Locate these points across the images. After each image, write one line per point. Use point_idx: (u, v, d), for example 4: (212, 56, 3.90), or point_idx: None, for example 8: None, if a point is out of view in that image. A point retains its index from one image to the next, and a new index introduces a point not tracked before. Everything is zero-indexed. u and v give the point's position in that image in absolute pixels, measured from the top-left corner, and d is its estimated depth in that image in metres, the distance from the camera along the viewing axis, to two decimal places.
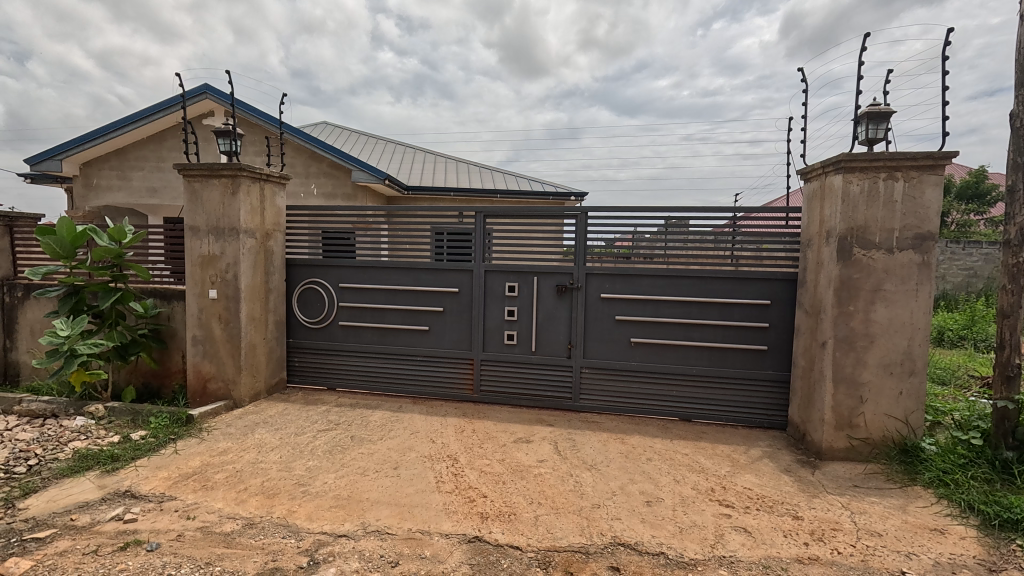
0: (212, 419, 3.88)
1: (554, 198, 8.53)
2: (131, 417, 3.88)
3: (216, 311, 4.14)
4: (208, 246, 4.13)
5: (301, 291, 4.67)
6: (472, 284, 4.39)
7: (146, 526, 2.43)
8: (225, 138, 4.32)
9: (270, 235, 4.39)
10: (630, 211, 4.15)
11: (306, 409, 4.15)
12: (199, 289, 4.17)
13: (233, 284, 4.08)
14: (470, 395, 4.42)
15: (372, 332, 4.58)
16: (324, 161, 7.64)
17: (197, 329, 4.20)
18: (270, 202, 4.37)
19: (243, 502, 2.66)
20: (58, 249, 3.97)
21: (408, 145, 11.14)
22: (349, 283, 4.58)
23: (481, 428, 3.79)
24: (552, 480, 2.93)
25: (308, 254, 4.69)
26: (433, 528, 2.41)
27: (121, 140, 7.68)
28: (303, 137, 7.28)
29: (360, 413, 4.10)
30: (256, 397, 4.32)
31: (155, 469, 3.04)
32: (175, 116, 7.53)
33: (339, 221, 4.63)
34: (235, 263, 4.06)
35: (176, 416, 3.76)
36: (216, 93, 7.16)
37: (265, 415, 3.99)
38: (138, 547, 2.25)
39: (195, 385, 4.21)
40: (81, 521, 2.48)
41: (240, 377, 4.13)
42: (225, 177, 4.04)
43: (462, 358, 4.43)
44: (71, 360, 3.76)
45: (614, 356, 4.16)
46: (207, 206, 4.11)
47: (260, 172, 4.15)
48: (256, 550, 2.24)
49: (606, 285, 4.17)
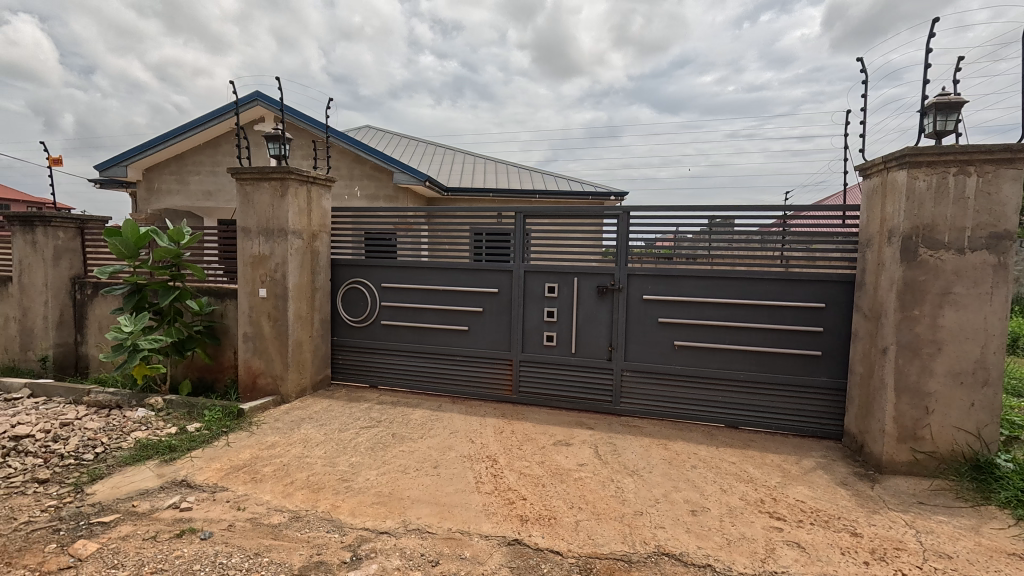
0: (261, 414, 4.03)
1: (594, 199, 8.46)
2: (187, 409, 4.07)
3: (266, 309, 4.29)
4: (259, 246, 4.29)
5: (346, 290, 4.78)
6: (512, 285, 4.37)
7: (201, 515, 2.54)
8: (275, 142, 4.48)
9: (316, 235, 4.51)
10: (672, 211, 4.06)
11: (350, 406, 4.24)
12: (250, 288, 4.33)
13: (282, 283, 4.22)
14: (508, 396, 4.41)
15: (413, 332, 4.64)
16: (367, 164, 7.85)
17: (248, 326, 4.36)
18: (316, 203, 4.49)
19: (290, 495, 2.74)
20: (124, 250, 4.23)
21: (448, 147, 11.26)
22: (392, 283, 4.66)
23: (520, 430, 3.77)
24: (593, 485, 2.88)
25: (351, 254, 4.80)
26: (473, 529, 2.40)
27: (180, 146, 8.11)
28: (347, 140, 7.47)
29: (401, 410, 4.17)
30: (302, 393, 4.45)
31: (209, 460, 3.18)
32: (228, 122, 7.88)
33: (381, 222, 4.71)
34: (284, 263, 4.20)
35: (228, 410, 3.92)
36: (267, 99, 7.47)
37: (311, 411, 4.11)
38: (193, 535, 2.35)
39: (246, 380, 4.38)
40: (142, 507, 2.62)
41: (288, 373, 4.27)
42: (274, 180, 4.18)
43: (501, 359, 4.42)
44: (135, 354, 3.99)
45: (657, 359, 4.05)
46: (258, 208, 4.27)
47: (307, 175, 4.27)
48: (302, 543, 2.30)
49: (649, 286, 4.07)
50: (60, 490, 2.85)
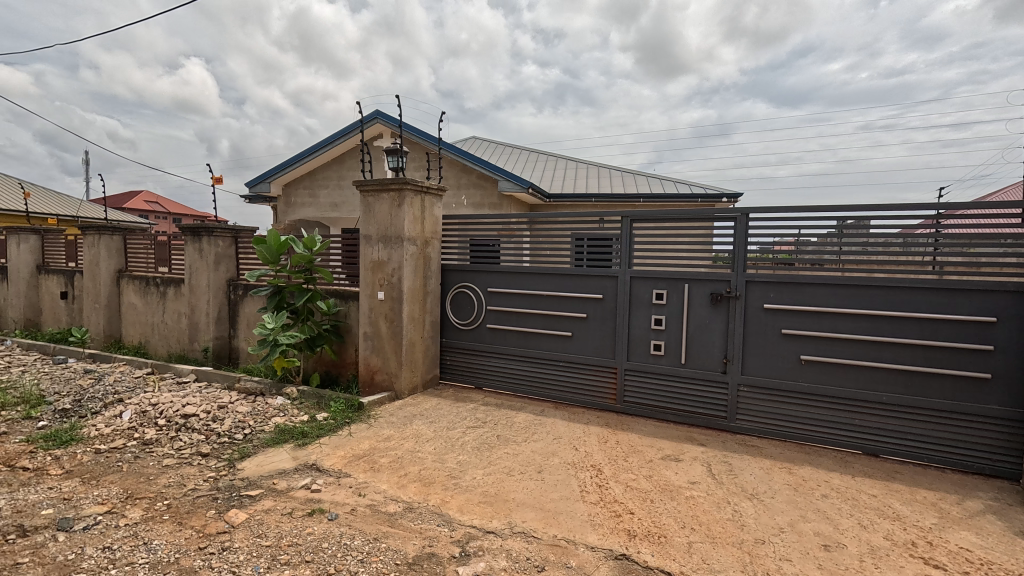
0: (378, 408, 4.34)
1: (703, 201, 8.01)
2: (316, 400, 4.50)
3: (383, 311, 4.61)
4: (379, 252, 4.63)
5: (454, 294, 4.99)
6: (618, 291, 4.27)
7: (328, 497, 2.78)
8: (394, 156, 4.83)
9: (429, 242, 4.77)
10: (794, 212, 3.72)
11: (457, 405, 4.41)
12: (370, 291, 4.69)
13: (398, 287, 4.51)
14: (613, 405, 4.30)
15: (517, 336, 4.71)
16: (473, 173, 8.16)
17: (368, 326, 4.72)
18: (429, 211, 4.75)
19: (404, 487, 2.90)
20: (268, 257, 4.82)
21: (550, 153, 11.35)
22: (497, 288, 4.77)
23: (625, 441, 3.65)
24: (706, 506, 2.70)
25: (458, 260, 5.01)
26: (579, 538, 2.36)
27: (312, 163, 9.06)
28: (456, 151, 7.84)
29: (505, 413, 4.24)
30: (414, 390, 4.72)
31: (334, 447, 3.48)
32: (352, 140, 8.66)
33: (486, 229, 4.86)
34: (400, 268, 4.49)
35: (350, 403, 4.27)
36: (385, 117, 8.10)
37: (421, 408, 4.34)
38: (322, 515, 2.58)
39: (365, 376, 4.74)
40: (281, 485, 2.93)
41: (402, 371, 4.55)
42: (393, 191, 4.50)
43: (605, 367, 4.32)
44: (275, 348, 4.50)
45: (780, 374, 3.71)
46: (378, 217, 4.61)
47: (422, 185, 4.54)
48: (416, 534, 2.42)
49: (770, 294, 3.74)
50: (217, 464, 3.29)
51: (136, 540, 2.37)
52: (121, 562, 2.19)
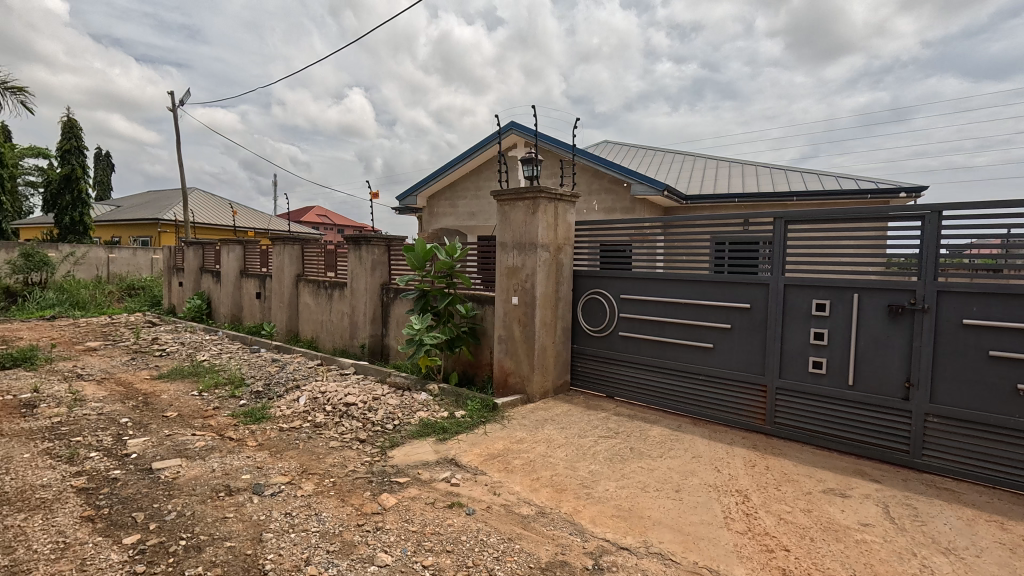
0: (511, 410, 4.48)
1: (875, 198, 6.92)
2: (455, 398, 4.79)
3: (517, 315, 4.74)
4: (513, 259, 4.78)
5: (586, 300, 4.95)
6: (768, 300, 3.87)
7: (466, 492, 2.93)
8: (529, 165, 4.98)
9: (561, 248, 4.81)
10: (1000, 207, 3.05)
11: (588, 413, 4.36)
12: (505, 296, 4.86)
13: (531, 292, 4.61)
14: (762, 426, 3.90)
15: (652, 345, 4.52)
16: (605, 178, 8.05)
17: (502, 330, 4.89)
18: (562, 218, 4.78)
19: (536, 491, 2.94)
20: (415, 263, 5.27)
21: (688, 153, 10.75)
22: (631, 295, 4.63)
23: (777, 467, 3.28)
24: (883, 554, 2.30)
25: (588, 266, 4.98)
26: (724, 570, 2.17)
27: (453, 176, 9.72)
28: (588, 157, 7.83)
29: (639, 425, 4.08)
30: (545, 394, 4.78)
31: (471, 445, 3.67)
32: (489, 152, 9.11)
33: (617, 235, 4.76)
34: (533, 274, 4.59)
35: (485, 403, 4.47)
36: (520, 128, 8.41)
37: (552, 413, 4.37)
38: (461, 509, 2.72)
39: (499, 378, 4.92)
40: (425, 476, 3.16)
41: (534, 375, 4.63)
42: (528, 199, 4.62)
43: (753, 383, 3.94)
44: (420, 347, 4.89)
45: (987, 406, 3.03)
46: (513, 225, 4.77)
47: (555, 193, 4.60)
48: (548, 539, 2.43)
49: (973, 307, 3.08)
50: (372, 450, 3.66)
51: (309, 510, 2.73)
52: (298, 527, 2.54)
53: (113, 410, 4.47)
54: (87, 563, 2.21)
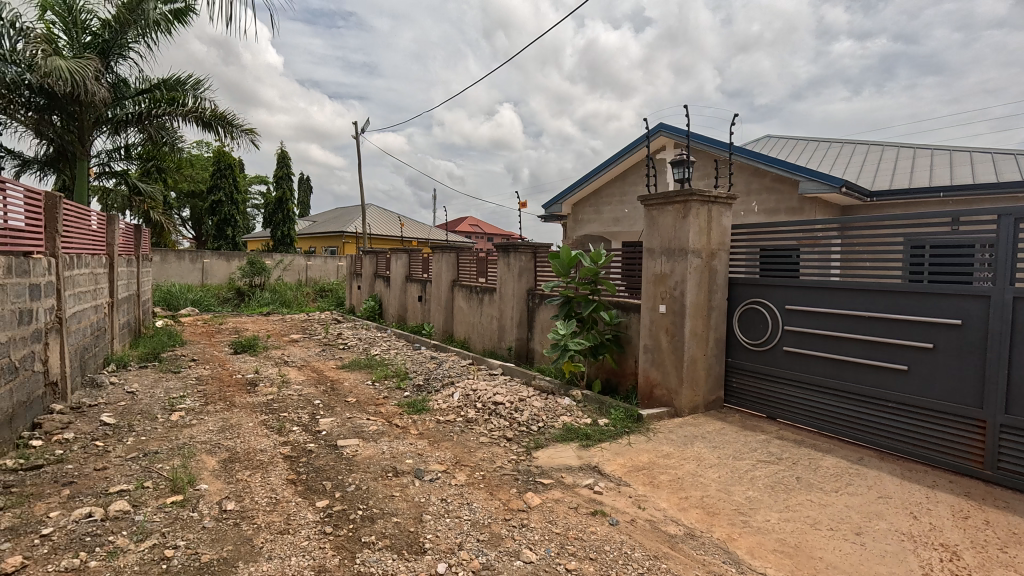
0: (657, 422, 4.30)
1: None
2: (598, 405, 4.76)
3: (664, 324, 4.54)
4: (661, 266, 4.59)
5: (743, 311, 4.53)
6: (988, 316, 3.15)
7: (609, 502, 2.89)
8: (680, 167, 4.75)
9: (715, 254, 4.49)
10: None
11: (744, 434, 3.99)
12: (651, 303, 4.69)
13: (680, 301, 4.39)
14: (979, 470, 3.17)
15: (824, 364, 3.97)
16: (767, 176, 7.32)
17: (648, 339, 4.72)
18: (716, 222, 4.47)
19: (685, 510, 2.79)
20: (560, 269, 5.37)
21: (873, 142, 9.27)
22: (799, 306, 4.13)
23: (1001, 523, 2.64)
24: None
25: (746, 273, 4.57)
26: None
27: (598, 182, 9.71)
28: (747, 155, 7.24)
29: (807, 452, 3.62)
30: (695, 410, 4.49)
31: (615, 454, 3.60)
32: (635, 156, 8.92)
33: (782, 238, 4.29)
34: (683, 281, 4.36)
35: (629, 412, 4.37)
36: (670, 129, 8.11)
37: (703, 430, 4.09)
38: (604, 518, 2.69)
39: (644, 389, 4.74)
40: (568, 480, 3.20)
41: (682, 388, 4.39)
42: (678, 203, 4.41)
43: (965, 417, 3.24)
44: (564, 353, 4.96)
45: None
46: (662, 230, 4.59)
47: (709, 195, 4.32)
48: (699, 564, 2.28)
49: None
50: (518, 449, 3.81)
51: (462, 498, 2.94)
52: (453, 513, 2.75)
53: (309, 392, 5.34)
54: (291, 518, 2.67)
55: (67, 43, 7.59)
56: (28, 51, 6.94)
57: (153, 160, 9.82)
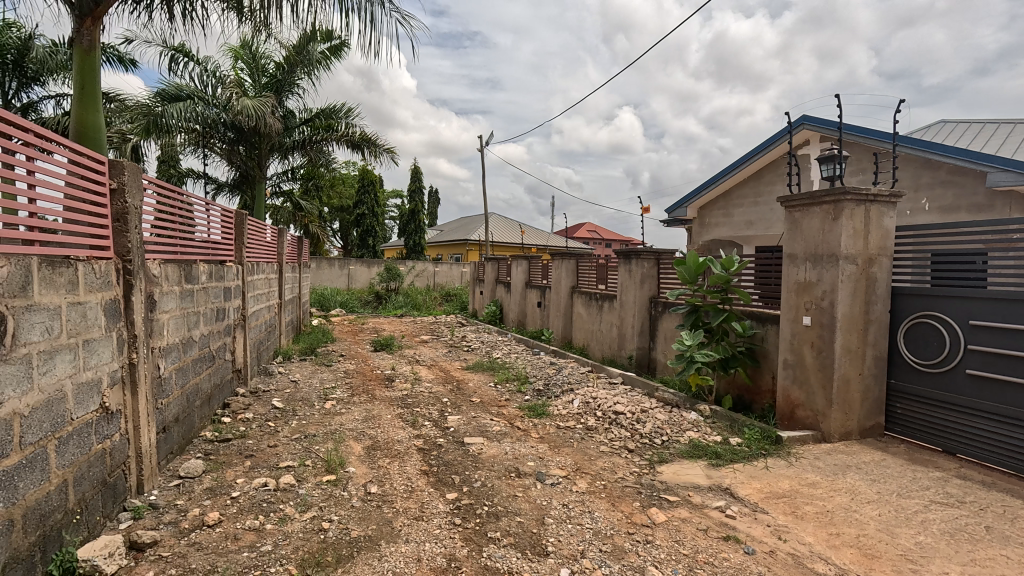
0: (800, 447, 3.89)
1: None
2: (729, 423, 4.45)
3: (809, 338, 4.10)
4: (806, 273, 4.16)
5: (909, 325, 3.91)
6: None
7: (744, 528, 2.68)
8: (829, 164, 4.27)
9: (874, 260, 3.94)
10: None
11: (913, 468, 3.44)
12: (793, 315, 4.26)
13: (829, 312, 3.93)
14: None
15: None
16: (942, 168, 6.26)
17: (789, 353, 4.28)
18: (876, 223, 3.93)
19: (836, 548, 2.48)
20: (687, 277, 5.11)
21: None
22: (987, 321, 3.46)
23: None
24: None
25: (914, 281, 3.94)
26: None
27: (728, 183, 9.09)
28: (917, 145, 6.31)
29: (1001, 498, 3.01)
30: (847, 436, 3.97)
31: (750, 477, 3.33)
32: (772, 153, 8.20)
33: (963, 241, 3.64)
34: (833, 291, 3.90)
35: (767, 433, 4.03)
36: (815, 122, 7.34)
37: (858, 459, 3.60)
38: (737, 545, 2.50)
39: (784, 409, 4.30)
40: (696, 499, 3.02)
41: (831, 411, 3.91)
42: (827, 204, 3.97)
43: None
44: (691, 364, 4.72)
45: None
46: (806, 234, 4.16)
47: (867, 193, 3.82)
48: None
49: None
50: (641, 462, 3.69)
51: (583, 506, 2.93)
52: (575, 519, 2.76)
53: (438, 390, 5.72)
54: (424, 506, 2.88)
55: (251, 85, 9.06)
56: (224, 95, 8.43)
57: (312, 180, 11.30)
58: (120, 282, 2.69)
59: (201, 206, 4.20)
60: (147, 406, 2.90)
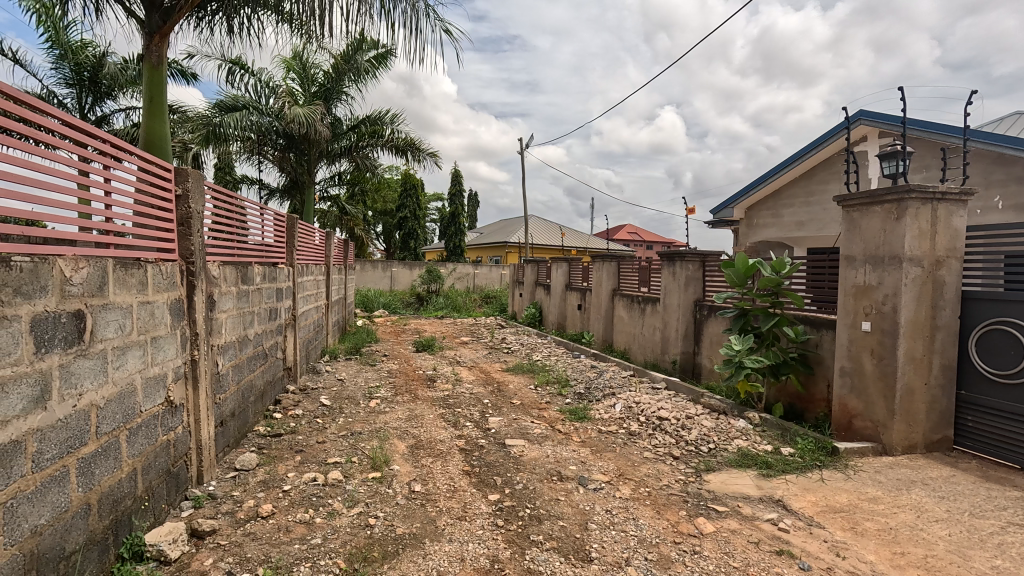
0: (858, 459, 3.69)
1: None
2: (780, 432, 4.26)
3: (868, 345, 3.89)
4: (865, 276, 3.95)
5: (981, 332, 3.64)
6: None
7: (798, 543, 2.56)
8: (892, 160, 4.03)
9: (942, 262, 3.70)
10: None
11: (986, 486, 3.20)
12: (850, 320, 4.05)
13: (891, 318, 3.72)
14: None
15: None
16: (1018, 164, 5.82)
17: (846, 360, 4.07)
18: (943, 223, 3.69)
19: (900, 568, 2.34)
20: (735, 279, 4.95)
21: None
22: None
23: None
24: None
25: (987, 285, 3.67)
26: None
27: (777, 182, 8.75)
28: (991, 139, 5.89)
29: None
30: (911, 449, 3.74)
31: (804, 489, 3.18)
32: (826, 151, 7.84)
33: None
34: (895, 295, 3.69)
35: (822, 444, 3.84)
36: (875, 116, 6.97)
37: (923, 474, 3.38)
38: (792, 560, 2.39)
39: (841, 419, 4.09)
40: (746, 511, 2.91)
41: (893, 422, 3.70)
42: (889, 203, 3.76)
43: None
44: (739, 370, 4.56)
45: None
46: (865, 235, 3.95)
47: (933, 191, 3.59)
48: None
49: None
50: (686, 469, 3.60)
51: (627, 512, 2.88)
52: (619, 526, 2.71)
53: (479, 391, 5.76)
54: (467, 506, 2.91)
55: (300, 93, 9.41)
56: (277, 104, 8.81)
57: (357, 185, 11.63)
58: (183, 283, 2.85)
59: (255, 210, 4.39)
60: (207, 401, 3.05)
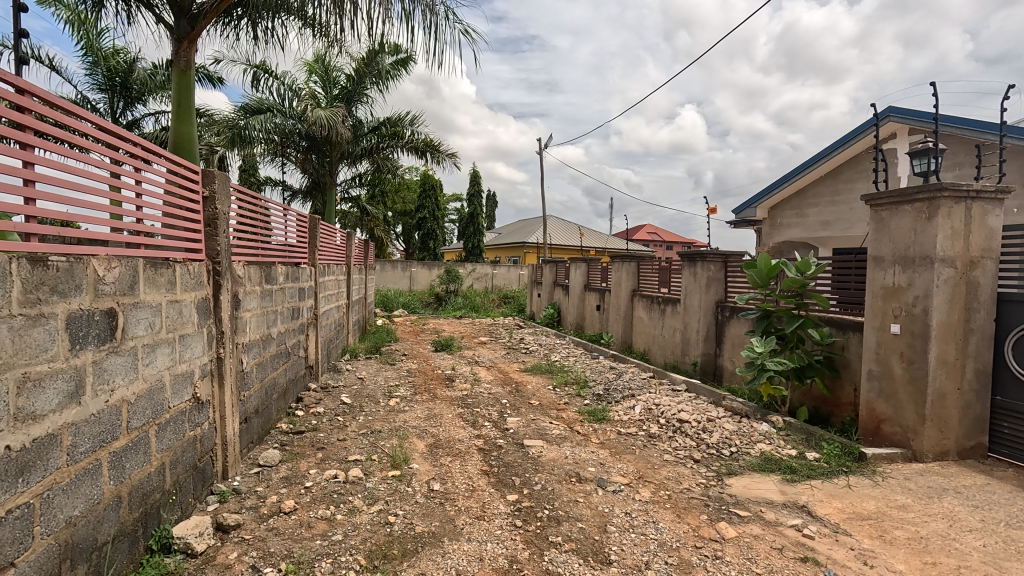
0: (887, 465, 3.59)
1: None
2: (805, 436, 4.17)
3: (897, 348, 3.78)
4: (894, 277, 3.84)
5: (1019, 335, 3.49)
6: None
7: (823, 550, 2.50)
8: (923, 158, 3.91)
9: (976, 263, 3.58)
10: None
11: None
12: (878, 322, 3.94)
13: (922, 320, 3.61)
14: None
15: None
16: None
17: (874, 364, 3.96)
18: (978, 222, 3.56)
19: None
20: (757, 280, 4.87)
21: None
22: None
23: None
24: None
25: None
26: None
27: (801, 182, 8.58)
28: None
29: None
30: (943, 456, 3.62)
31: (829, 496, 3.11)
32: (852, 149, 7.65)
33: None
34: (926, 297, 3.58)
35: (848, 449, 3.76)
36: (907, 113, 6.77)
37: (956, 482, 3.27)
38: (817, 567, 2.34)
39: (868, 423, 3.98)
40: (769, 516, 2.86)
41: (924, 427, 3.59)
42: (920, 202, 3.65)
43: None
44: (762, 373, 4.48)
45: None
46: (895, 235, 3.85)
47: (967, 190, 3.47)
48: None
49: None
50: (708, 473, 3.54)
51: (647, 515, 2.85)
52: (638, 529, 2.69)
53: (497, 392, 5.77)
54: (486, 506, 2.91)
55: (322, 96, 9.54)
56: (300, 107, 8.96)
57: (377, 186, 11.76)
58: (210, 282, 2.92)
59: (279, 211, 4.47)
60: (232, 398, 3.12)
